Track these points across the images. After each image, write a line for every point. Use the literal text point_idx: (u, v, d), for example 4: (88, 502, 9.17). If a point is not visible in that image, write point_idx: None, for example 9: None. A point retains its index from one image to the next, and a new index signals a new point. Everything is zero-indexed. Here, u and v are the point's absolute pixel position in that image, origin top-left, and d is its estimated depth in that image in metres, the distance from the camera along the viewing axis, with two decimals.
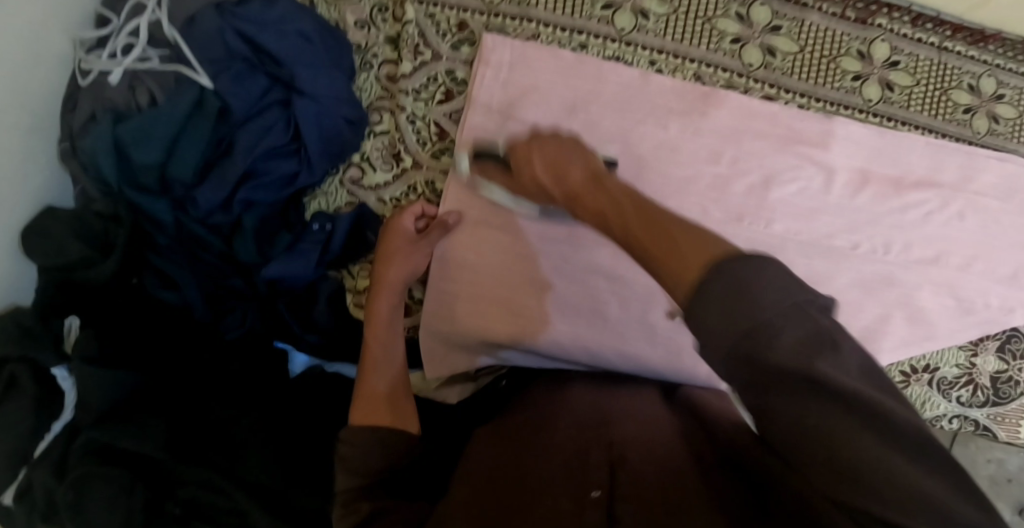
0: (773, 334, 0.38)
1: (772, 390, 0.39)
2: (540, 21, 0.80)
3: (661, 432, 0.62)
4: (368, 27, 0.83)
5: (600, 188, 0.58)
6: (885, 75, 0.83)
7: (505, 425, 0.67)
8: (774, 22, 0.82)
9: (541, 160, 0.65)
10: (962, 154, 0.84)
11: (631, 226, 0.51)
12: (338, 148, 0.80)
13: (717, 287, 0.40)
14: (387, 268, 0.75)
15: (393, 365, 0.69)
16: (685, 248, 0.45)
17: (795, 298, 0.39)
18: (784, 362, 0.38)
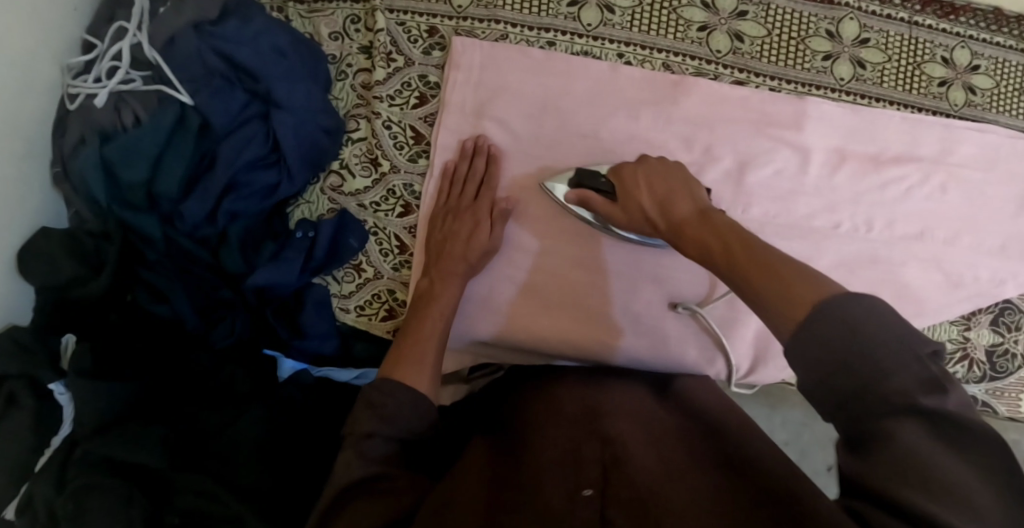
0: (883, 382, 0.42)
1: (861, 408, 0.43)
2: (507, 22, 0.82)
3: (649, 435, 0.62)
4: (342, 38, 0.84)
5: (705, 225, 0.59)
6: (855, 53, 0.83)
7: (505, 432, 0.67)
8: (740, 8, 0.82)
9: (650, 188, 0.67)
10: (939, 127, 0.84)
11: (736, 261, 0.54)
12: (316, 157, 0.81)
13: (830, 325, 0.44)
14: (449, 247, 0.76)
15: (432, 356, 0.69)
16: (787, 280, 0.49)
17: (901, 338, 0.43)
18: (885, 401, 0.42)
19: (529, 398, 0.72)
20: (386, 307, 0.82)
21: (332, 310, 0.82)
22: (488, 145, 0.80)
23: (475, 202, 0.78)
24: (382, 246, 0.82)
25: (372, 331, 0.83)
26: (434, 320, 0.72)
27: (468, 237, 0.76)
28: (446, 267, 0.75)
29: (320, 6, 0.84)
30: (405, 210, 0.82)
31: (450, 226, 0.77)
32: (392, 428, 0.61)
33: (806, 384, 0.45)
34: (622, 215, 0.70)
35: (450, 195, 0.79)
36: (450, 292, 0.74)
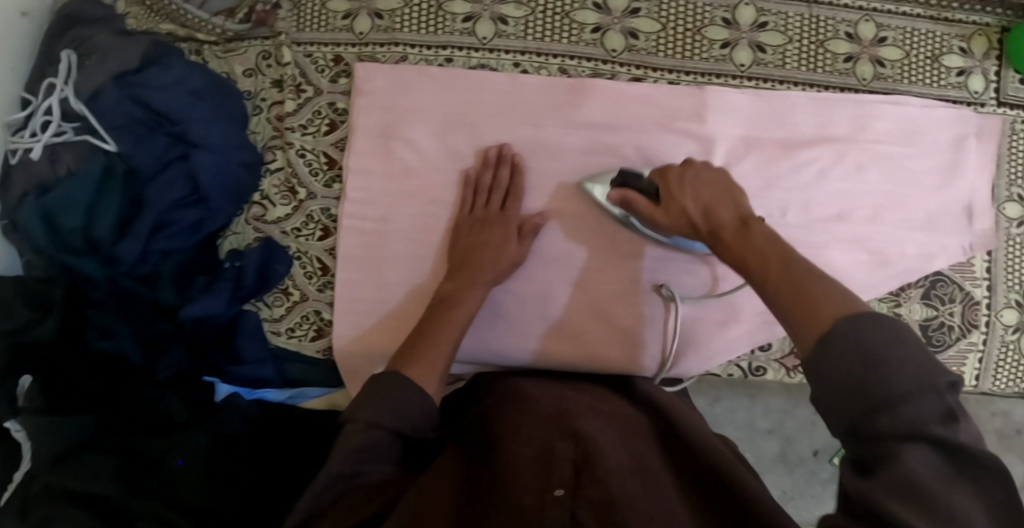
0: (899, 410, 0.45)
1: (872, 434, 0.46)
2: (407, 44, 0.84)
3: (622, 437, 0.64)
4: (255, 74, 0.87)
5: (746, 235, 0.63)
6: (754, 38, 0.83)
7: (466, 433, 0.66)
8: (633, 5, 0.82)
9: (695, 196, 0.70)
10: (850, 103, 0.83)
11: (773, 279, 0.58)
12: (237, 191, 0.83)
13: (845, 349, 0.48)
14: (480, 254, 0.77)
15: (445, 356, 0.70)
16: (817, 305, 0.53)
17: (917, 367, 0.46)
18: (897, 425, 0.45)
19: (496, 398, 0.71)
20: (315, 328, 0.84)
21: (264, 334, 0.84)
22: (514, 155, 0.80)
23: (503, 214, 0.79)
24: (306, 269, 0.84)
25: (303, 352, 0.84)
26: (451, 326, 0.72)
27: (498, 247, 0.77)
28: (472, 275, 0.76)
29: (234, 45, 0.87)
30: (325, 234, 0.84)
31: (479, 234, 0.78)
32: (395, 422, 0.62)
33: (820, 402, 0.49)
34: (663, 214, 0.71)
35: (476, 205, 0.80)
36: (474, 299, 0.75)
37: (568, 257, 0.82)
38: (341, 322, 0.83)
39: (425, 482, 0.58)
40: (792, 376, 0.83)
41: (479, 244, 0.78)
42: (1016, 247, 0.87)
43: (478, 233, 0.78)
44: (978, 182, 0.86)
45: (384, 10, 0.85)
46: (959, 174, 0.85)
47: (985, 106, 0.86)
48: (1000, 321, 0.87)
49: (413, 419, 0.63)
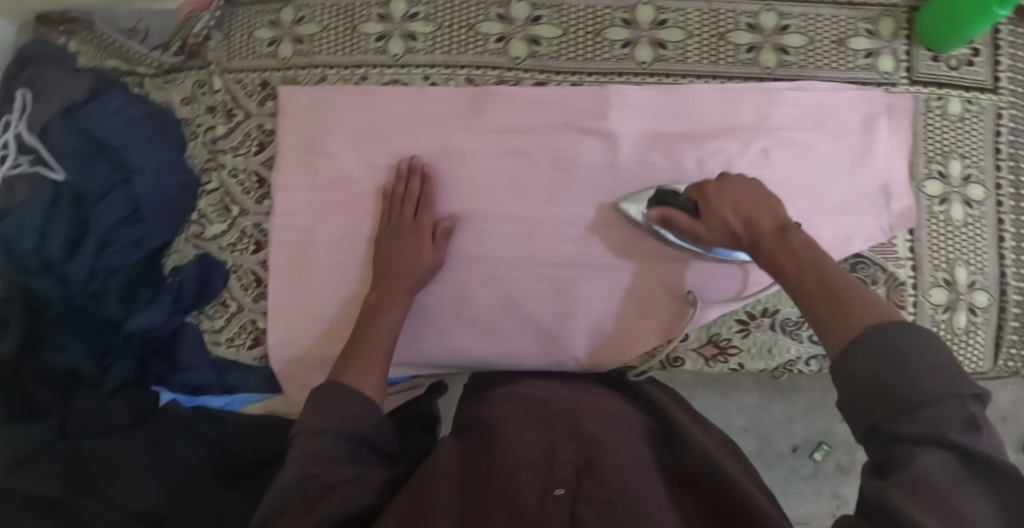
0: (921, 412, 0.48)
1: (890, 436, 0.49)
2: (325, 65, 0.89)
3: (625, 435, 0.67)
4: (192, 102, 0.92)
5: (783, 241, 0.64)
6: (654, 36, 0.85)
7: (466, 433, 0.70)
8: (534, 13, 0.86)
9: (734, 206, 0.70)
10: (753, 93, 0.85)
11: (807, 282, 0.60)
12: (174, 211, 0.89)
13: (875, 353, 0.51)
14: (396, 265, 0.79)
15: (382, 361, 0.73)
16: (850, 307, 0.56)
17: (942, 377, 0.48)
18: (918, 428, 0.48)
19: (498, 401, 0.74)
20: (253, 337, 0.88)
21: (204, 344, 0.89)
22: (425, 166, 0.84)
23: (417, 222, 0.81)
24: (242, 282, 0.89)
25: (242, 360, 0.89)
26: (382, 332, 0.75)
27: (413, 256, 0.79)
28: (391, 284, 0.78)
29: (171, 77, 0.92)
30: (258, 248, 0.89)
31: (396, 245, 0.80)
32: (348, 429, 0.64)
33: (847, 401, 0.52)
34: (707, 231, 0.72)
35: (393, 215, 0.83)
36: (396, 307, 0.77)
37: (489, 258, 0.83)
38: (274, 329, 0.87)
39: (444, 487, 0.61)
40: (711, 365, 0.85)
41: (394, 253, 0.80)
42: (938, 225, 0.87)
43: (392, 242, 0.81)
44: (893, 163, 0.86)
45: (304, 35, 0.90)
46: (871, 156, 0.86)
47: (897, 86, 0.87)
48: (928, 300, 0.87)
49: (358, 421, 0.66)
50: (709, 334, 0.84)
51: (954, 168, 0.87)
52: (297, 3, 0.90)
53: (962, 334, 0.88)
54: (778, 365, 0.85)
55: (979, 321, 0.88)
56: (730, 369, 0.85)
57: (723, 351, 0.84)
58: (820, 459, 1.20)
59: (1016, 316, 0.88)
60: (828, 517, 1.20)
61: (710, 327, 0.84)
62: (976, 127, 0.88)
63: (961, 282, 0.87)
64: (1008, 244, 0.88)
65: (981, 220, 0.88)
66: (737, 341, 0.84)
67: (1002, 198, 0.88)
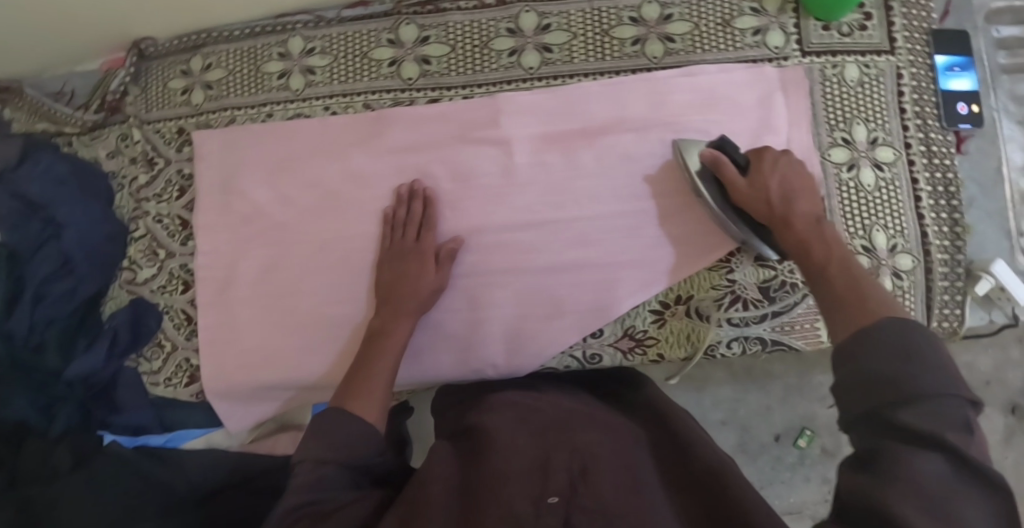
0: (918, 406, 0.47)
1: (887, 424, 0.48)
2: (234, 107, 0.92)
3: (615, 446, 0.67)
4: (117, 155, 0.96)
5: (816, 227, 0.68)
6: (539, 41, 0.87)
7: (458, 441, 0.70)
8: (423, 34, 0.88)
9: (783, 177, 0.73)
10: (642, 83, 0.86)
11: (832, 272, 0.63)
12: (105, 259, 0.92)
13: (883, 340, 0.51)
14: (399, 287, 0.80)
15: (385, 385, 0.74)
16: (867, 303, 0.57)
17: (942, 378, 0.48)
18: (917, 419, 0.47)
19: (490, 410, 0.73)
20: (188, 374, 0.91)
21: (142, 385, 0.92)
22: (425, 189, 0.84)
23: (419, 244, 0.82)
24: (174, 321, 0.92)
25: (180, 398, 0.92)
26: (384, 356, 0.76)
27: (416, 276, 0.80)
28: (399, 307, 0.79)
29: (97, 133, 0.97)
30: (186, 287, 0.92)
31: (398, 267, 0.81)
32: (341, 456, 0.66)
33: (849, 377, 0.51)
34: (746, 186, 0.73)
35: (393, 237, 0.84)
36: (400, 330, 0.78)
37: (483, 272, 0.84)
38: (207, 363, 0.90)
39: (436, 494, 0.61)
40: (630, 358, 0.84)
41: (395, 276, 0.81)
42: (849, 192, 0.86)
43: (395, 263, 0.82)
44: (794, 135, 0.85)
45: (212, 81, 0.93)
46: (770, 131, 0.85)
47: (789, 59, 0.87)
48: None
49: (354, 442, 0.67)
50: (624, 328, 0.84)
51: (859, 133, 0.86)
52: (203, 52, 0.94)
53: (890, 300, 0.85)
54: (699, 351, 0.84)
55: (906, 285, 0.85)
56: (650, 360, 0.85)
57: (640, 343, 0.84)
58: (804, 445, 1.14)
59: (943, 275, 0.86)
60: (820, 503, 1.14)
61: (624, 320, 0.83)
62: (878, 90, 0.87)
63: (881, 248, 0.85)
64: (925, 204, 0.86)
65: (895, 182, 0.86)
66: (652, 331, 0.84)
67: (913, 157, 0.87)
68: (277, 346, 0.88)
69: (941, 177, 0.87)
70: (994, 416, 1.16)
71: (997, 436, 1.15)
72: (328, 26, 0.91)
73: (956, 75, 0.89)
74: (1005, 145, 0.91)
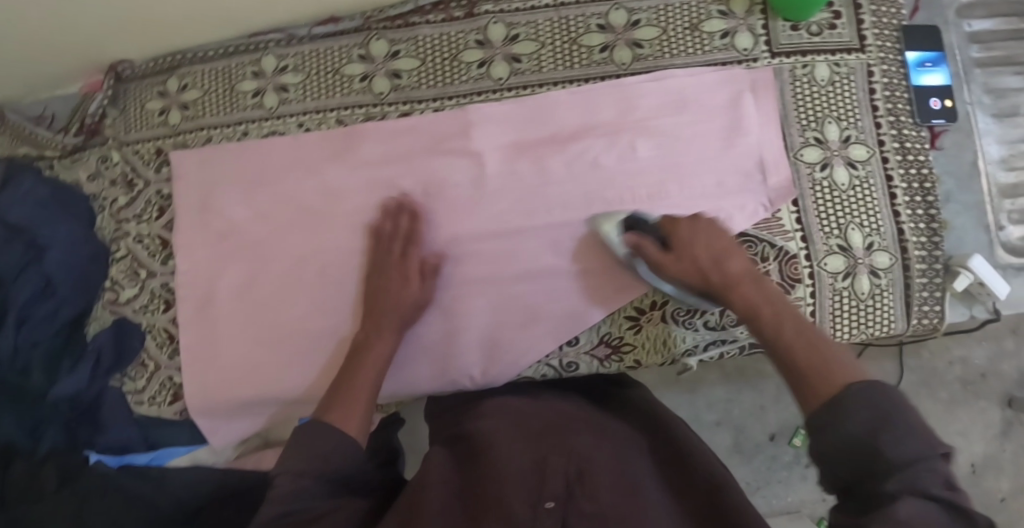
0: (901, 472, 0.49)
1: (870, 491, 0.50)
2: (209, 127, 0.93)
3: (613, 449, 0.67)
4: (98, 177, 0.97)
5: (758, 289, 0.68)
6: (508, 51, 0.87)
7: (455, 445, 0.70)
8: (393, 49, 0.89)
9: (707, 244, 0.72)
10: (612, 89, 0.86)
11: (786, 333, 0.63)
12: (86, 281, 0.93)
13: (856, 411, 0.52)
14: (382, 302, 0.80)
15: (367, 397, 0.75)
16: (830, 367, 0.57)
17: (920, 441, 0.50)
18: (901, 484, 0.49)
19: (486, 415, 0.74)
20: (172, 392, 0.91)
21: (127, 404, 0.92)
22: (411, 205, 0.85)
23: (403, 260, 0.82)
24: (156, 340, 0.93)
25: (164, 416, 0.92)
26: (370, 369, 0.77)
27: (399, 290, 0.80)
28: (383, 324, 0.79)
29: (77, 156, 0.98)
30: (168, 306, 0.93)
31: (380, 281, 0.81)
32: (321, 468, 0.66)
33: (829, 451, 0.53)
34: (674, 262, 0.73)
35: (380, 252, 0.83)
36: (384, 343, 0.79)
37: (459, 284, 0.84)
38: (189, 380, 0.90)
39: (433, 493, 0.61)
40: (607, 365, 0.84)
41: (377, 291, 0.81)
42: (823, 192, 0.85)
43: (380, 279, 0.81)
44: (765, 136, 0.85)
45: (188, 101, 0.94)
46: (741, 133, 0.85)
47: (758, 61, 0.87)
48: (825, 269, 0.84)
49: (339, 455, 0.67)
50: (600, 335, 0.84)
51: (831, 132, 0.86)
52: (178, 73, 0.95)
53: (868, 299, 0.85)
54: (677, 356, 0.84)
55: (884, 283, 0.85)
56: (628, 366, 0.85)
57: (616, 350, 0.84)
58: (800, 444, 1.13)
59: (921, 272, 0.86)
60: (818, 502, 1.13)
61: (600, 328, 0.83)
62: (849, 89, 0.87)
63: (857, 247, 0.85)
64: (901, 201, 0.86)
65: (869, 180, 0.86)
66: (628, 337, 0.83)
67: (887, 154, 0.86)
68: (256, 363, 0.89)
69: (916, 173, 0.86)
70: (991, 409, 1.14)
71: (995, 429, 1.13)
72: (300, 44, 0.91)
73: (929, 70, 0.89)
74: (981, 139, 0.91)
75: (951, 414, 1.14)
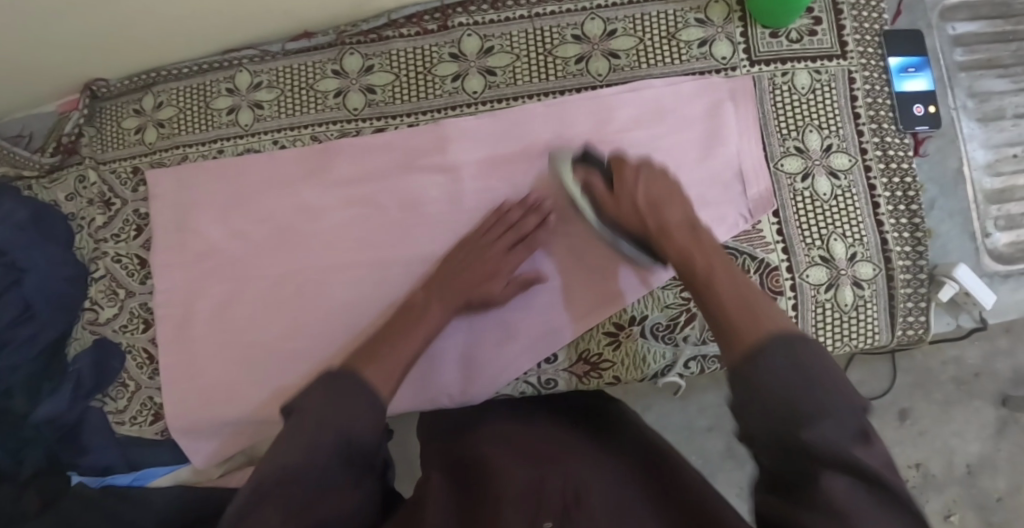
0: (821, 427, 0.46)
1: (795, 451, 0.47)
2: (186, 144, 0.93)
3: (608, 473, 0.64)
4: (75, 197, 0.96)
5: (691, 238, 0.66)
6: (482, 64, 0.86)
7: (455, 470, 0.66)
8: (367, 64, 0.88)
9: (646, 188, 0.72)
10: (588, 101, 0.84)
11: (718, 281, 0.60)
12: (65, 302, 0.92)
13: (774, 366, 0.50)
14: (464, 279, 0.78)
15: (402, 364, 0.68)
16: (759, 320, 0.54)
17: (841, 398, 0.48)
18: (824, 439, 0.46)
19: (481, 442, 0.71)
20: (153, 412, 0.91)
21: (108, 425, 0.92)
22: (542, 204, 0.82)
23: (507, 254, 0.79)
24: (137, 360, 0.92)
25: (145, 436, 0.92)
26: (411, 338, 0.71)
27: (487, 280, 0.78)
28: (443, 298, 0.76)
29: (56, 176, 0.97)
30: (147, 326, 0.93)
31: (471, 262, 0.79)
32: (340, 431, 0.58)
33: (745, 414, 0.50)
34: (615, 203, 0.73)
35: (486, 237, 0.80)
36: (435, 319, 0.74)
37: None
38: (169, 400, 0.90)
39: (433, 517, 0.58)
40: (586, 382, 0.83)
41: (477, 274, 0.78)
42: (805, 202, 0.84)
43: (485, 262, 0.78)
44: (744, 147, 0.84)
45: (164, 119, 0.93)
46: (719, 144, 0.84)
47: (737, 69, 0.85)
48: (807, 281, 0.83)
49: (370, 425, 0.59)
50: (579, 351, 0.83)
51: (812, 141, 0.85)
52: (154, 90, 0.94)
53: (851, 310, 0.83)
54: (653, 373, 0.83)
55: (867, 294, 0.84)
56: (607, 383, 0.83)
57: (595, 367, 0.83)
58: None
59: (905, 283, 0.84)
60: None
61: (578, 344, 0.83)
62: (830, 96, 0.85)
63: (840, 258, 0.83)
64: (884, 210, 0.84)
65: (851, 189, 0.84)
66: (607, 353, 0.83)
67: (869, 163, 0.85)
68: (235, 381, 0.88)
69: (899, 182, 0.85)
70: (985, 409, 1.05)
71: (990, 428, 1.05)
72: (274, 59, 0.91)
73: (912, 76, 0.87)
74: (966, 144, 0.89)
75: (946, 415, 1.06)
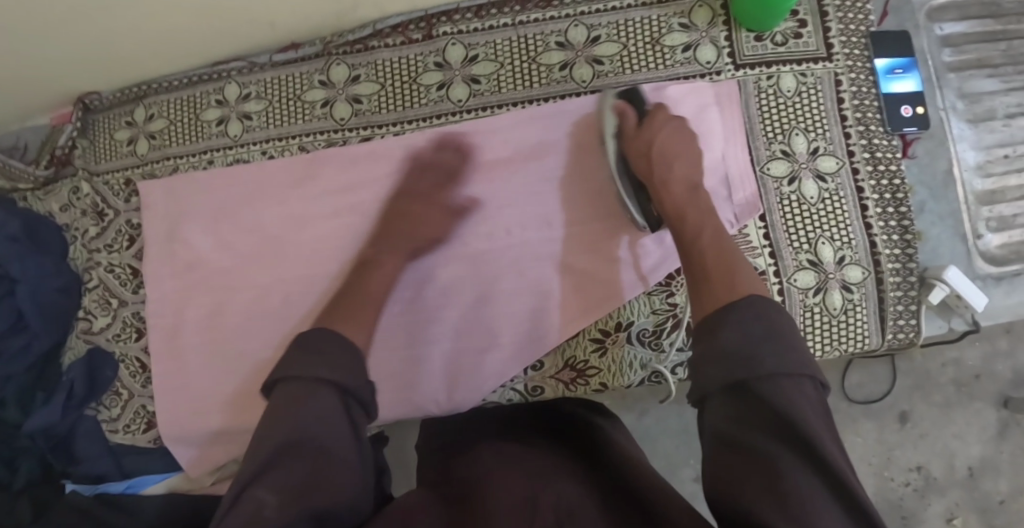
0: (779, 383, 0.53)
1: (753, 395, 0.53)
2: (176, 155, 0.94)
3: (603, 496, 0.60)
4: (69, 208, 0.98)
5: (691, 194, 0.75)
6: (466, 73, 0.87)
7: (441, 488, 0.65)
8: (353, 74, 0.89)
9: (668, 136, 0.79)
10: (572, 107, 0.84)
11: (704, 237, 0.70)
12: (57, 312, 0.93)
13: (742, 322, 0.58)
14: (404, 225, 0.81)
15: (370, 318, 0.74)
16: (733, 275, 0.65)
17: (802, 361, 0.55)
18: (778, 394, 0.53)
19: (475, 460, 0.68)
20: (146, 420, 0.93)
21: (102, 434, 0.93)
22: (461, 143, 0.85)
23: (433, 194, 0.83)
24: (130, 369, 0.93)
25: (140, 444, 0.93)
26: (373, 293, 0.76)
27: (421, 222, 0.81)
28: (389, 246, 0.80)
29: (50, 188, 0.99)
30: (140, 335, 0.94)
31: (409, 209, 0.82)
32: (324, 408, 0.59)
33: (705, 361, 0.57)
34: (636, 141, 0.80)
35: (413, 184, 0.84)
36: (389, 264, 0.79)
37: (422, 309, 0.84)
38: (161, 409, 0.91)
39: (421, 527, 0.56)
40: (572, 389, 0.84)
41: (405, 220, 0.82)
42: (791, 206, 0.83)
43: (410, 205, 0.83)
44: (729, 150, 0.83)
45: (155, 131, 0.95)
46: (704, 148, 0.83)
47: (721, 74, 0.85)
48: (795, 285, 0.82)
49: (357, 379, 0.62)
50: (565, 358, 0.83)
51: (798, 144, 0.84)
52: (145, 102, 0.96)
53: (840, 314, 0.83)
54: (639, 379, 0.83)
55: (856, 298, 0.83)
56: (593, 389, 0.83)
57: (581, 373, 0.83)
58: None
59: (895, 286, 0.83)
60: None
61: (564, 350, 0.83)
62: (815, 98, 0.85)
63: (828, 262, 0.83)
64: (872, 213, 0.84)
65: (839, 193, 0.84)
66: (594, 360, 0.83)
67: (856, 165, 0.84)
68: (228, 390, 0.90)
69: (888, 184, 0.84)
70: (986, 410, 1.01)
71: (990, 430, 1.00)
72: (262, 70, 0.92)
73: (899, 77, 0.86)
74: (955, 144, 0.89)
75: (946, 417, 1.01)
